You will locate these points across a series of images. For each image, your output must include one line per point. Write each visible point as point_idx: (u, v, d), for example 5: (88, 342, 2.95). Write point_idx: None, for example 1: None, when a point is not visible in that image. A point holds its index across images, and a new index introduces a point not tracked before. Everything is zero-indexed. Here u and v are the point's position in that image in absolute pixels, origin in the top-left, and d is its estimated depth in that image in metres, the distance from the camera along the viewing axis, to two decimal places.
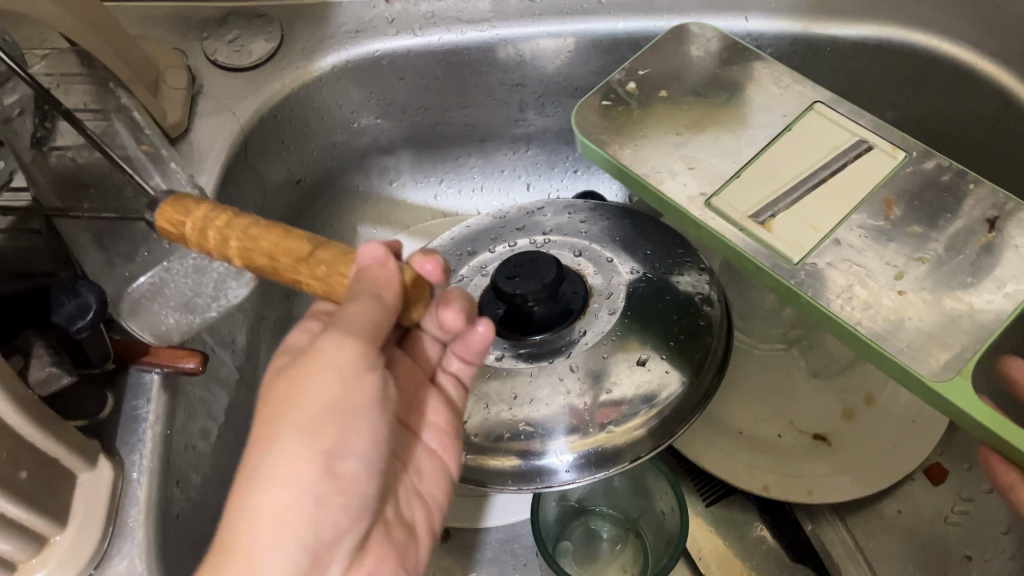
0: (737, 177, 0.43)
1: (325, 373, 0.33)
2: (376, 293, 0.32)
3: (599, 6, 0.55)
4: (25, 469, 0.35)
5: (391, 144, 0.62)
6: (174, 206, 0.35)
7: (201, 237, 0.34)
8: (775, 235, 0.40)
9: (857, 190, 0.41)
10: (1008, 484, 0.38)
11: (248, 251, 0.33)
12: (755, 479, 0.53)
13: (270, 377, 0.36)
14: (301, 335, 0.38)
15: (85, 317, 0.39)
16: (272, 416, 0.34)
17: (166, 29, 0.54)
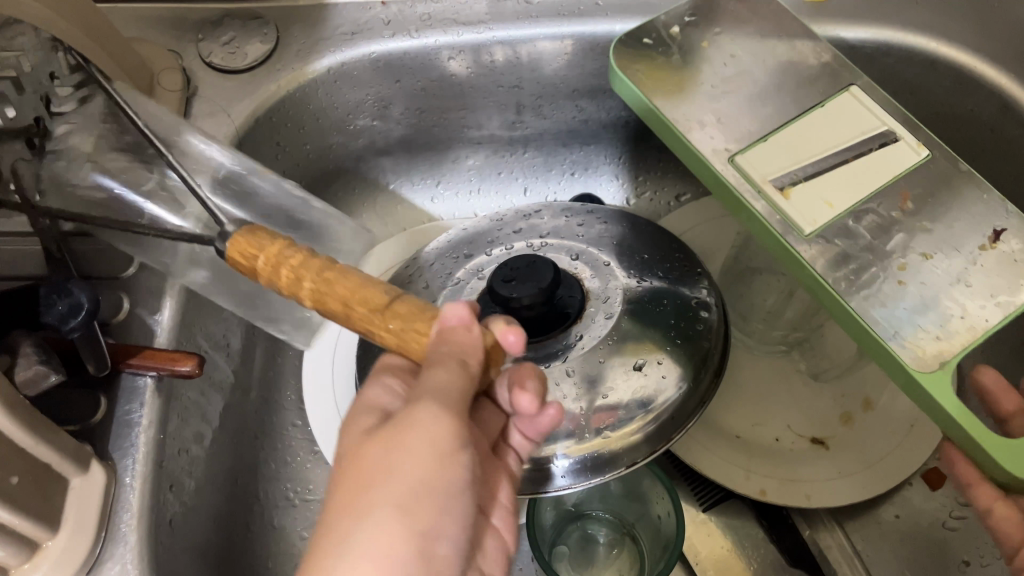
0: (764, 139, 0.43)
1: (418, 442, 0.31)
2: (459, 356, 0.31)
3: (596, 8, 0.54)
4: (17, 474, 0.35)
5: (388, 146, 0.62)
6: (249, 239, 0.35)
7: (274, 275, 0.34)
8: (790, 202, 0.40)
9: (876, 178, 0.41)
10: (968, 482, 0.39)
11: (321, 292, 0.32)
12: (753, 484, 0.52)
13: (349, 444, 0.33)
14: (378, 392, 0.36)
15: (77, 317, 0.39)
16: (359, 487, 0.31)
17: (161, 31, 0.54)
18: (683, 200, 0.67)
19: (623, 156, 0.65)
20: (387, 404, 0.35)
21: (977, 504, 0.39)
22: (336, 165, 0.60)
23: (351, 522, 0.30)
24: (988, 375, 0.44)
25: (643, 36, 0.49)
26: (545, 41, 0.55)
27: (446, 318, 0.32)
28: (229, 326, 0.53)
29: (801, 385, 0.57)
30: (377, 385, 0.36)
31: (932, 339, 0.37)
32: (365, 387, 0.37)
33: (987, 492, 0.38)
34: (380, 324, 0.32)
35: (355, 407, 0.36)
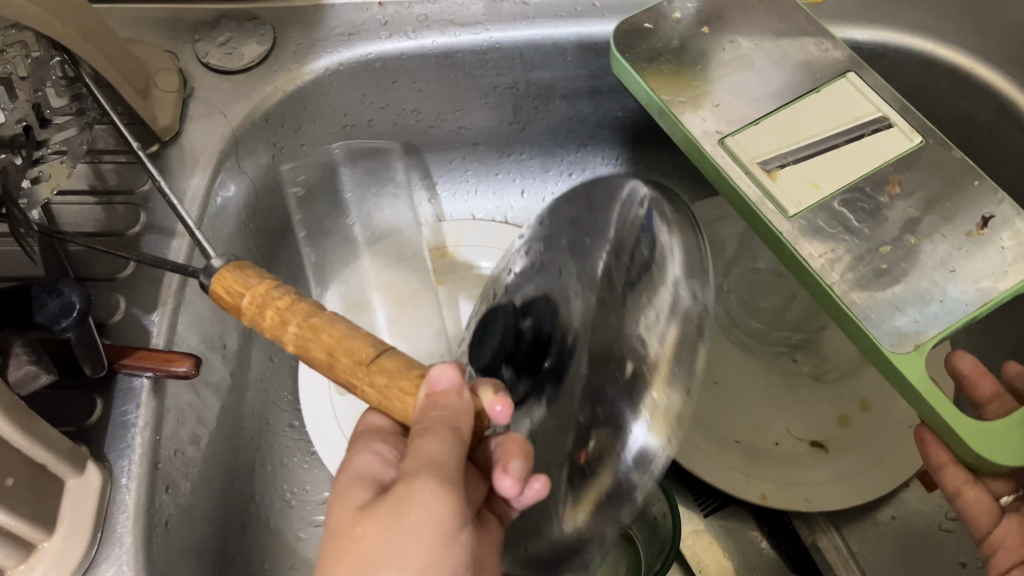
0: (758, 122, 0.44)
1: (418, 519, 0.29)
2: (451, 422, 0.31)
3: (593, 9, 0.54)
4: (12, 476, 0.35)
5: (385, 147, 0.62)
6: (235, 276, 0.35)
7: (258, 318, 0.34)
8: (777, 184, 0.41)
9: (864, 163, 0.42)
10: (940, 463, 0.43)
11: (307, 338, 0.33)
12: (752, 488, 0.52)
13: (339, 522, 0.32)
14: (368, 459, 0.35)
15: (69, 317, 0.38)
16: (355, 571, 0.29)
17: (156, 31, 0.54)
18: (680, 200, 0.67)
19: (620, 157, 0.65)
20: (377, 475, 0.34)
21: (948, 487, 0.43)
22: None
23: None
24: (965, 359, 0.47)
25: (645, 20, 0.49)
26: (542, 43, 0.55)
27: (436, 381, 0.32)
28: (226, 327, 0.53)
29: (799, 386, 0.58)
30: (364, 455, 0.35)
31: (914, 323, 0.38)
32: (350, 459, 0.36)
33: (957, 475, 0.42)
34: (365, 377, 0.32)
35: (341, 482, 0.34)
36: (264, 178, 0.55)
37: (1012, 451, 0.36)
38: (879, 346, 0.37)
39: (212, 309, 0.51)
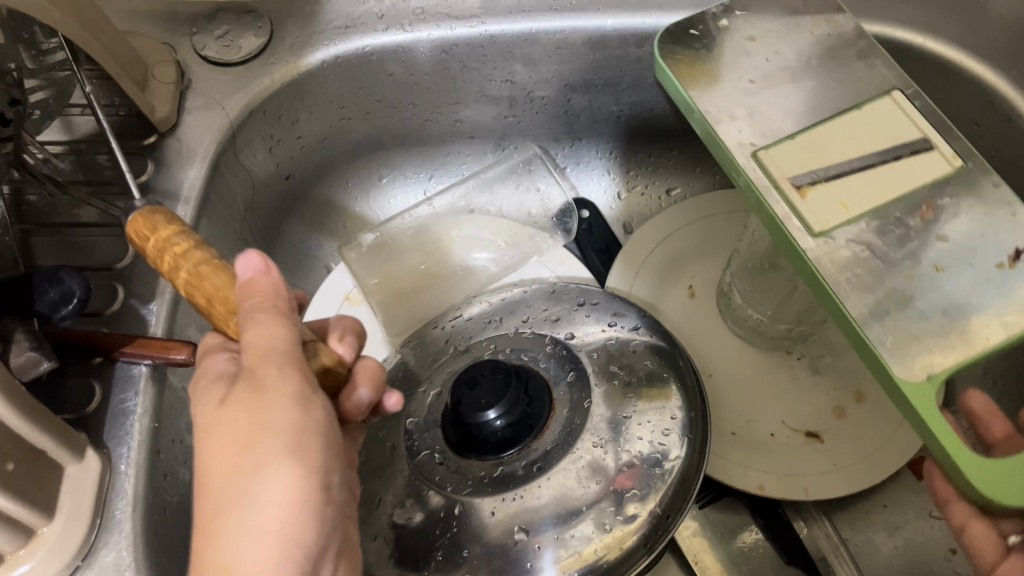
0: (791, 138, 0.42)
1: (278, 397, 0.33)
2: (271, 304, 0.34)
3: (588, 3, 0.54)
4: (12, 460, 0.35)
5: (382, 140, 0.62)
6: (144, 220, 0.36)
7: (159, 259, 0.35)
8: (806, 204, 0.39)
9: (899, 185, 0.40)
10: (947, 500, 0.40)
11: (194, 286, 0.34)
12: (751, 478, 0.52)
13: (205, 417, 0.34)
14: (221, 363, 0.36)
15: (69, 305, 0.40)
16: (238, 449, 0.33)
17: (154, 23, 0.54)
18: (674, 194, 0.67)
19: (615, 151, 0.66)
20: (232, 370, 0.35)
21: (954, 521, 0.41)
22: (329, 158, 0.61)
23: (241, 476, 0.32)
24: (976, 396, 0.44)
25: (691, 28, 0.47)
26: (538, 37, 0.55)
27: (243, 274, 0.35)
28: None
29: (797, 376, 0.57)
30: (212, 359, 0.36)
31: None
32: (200, 367, 0.36)
33: (962, 510, 0.40)
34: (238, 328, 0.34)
35: (197, 385, 0.35)
36: (261, 171, 0.56)
37: (1015, 489, 0.33)
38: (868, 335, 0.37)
39: None
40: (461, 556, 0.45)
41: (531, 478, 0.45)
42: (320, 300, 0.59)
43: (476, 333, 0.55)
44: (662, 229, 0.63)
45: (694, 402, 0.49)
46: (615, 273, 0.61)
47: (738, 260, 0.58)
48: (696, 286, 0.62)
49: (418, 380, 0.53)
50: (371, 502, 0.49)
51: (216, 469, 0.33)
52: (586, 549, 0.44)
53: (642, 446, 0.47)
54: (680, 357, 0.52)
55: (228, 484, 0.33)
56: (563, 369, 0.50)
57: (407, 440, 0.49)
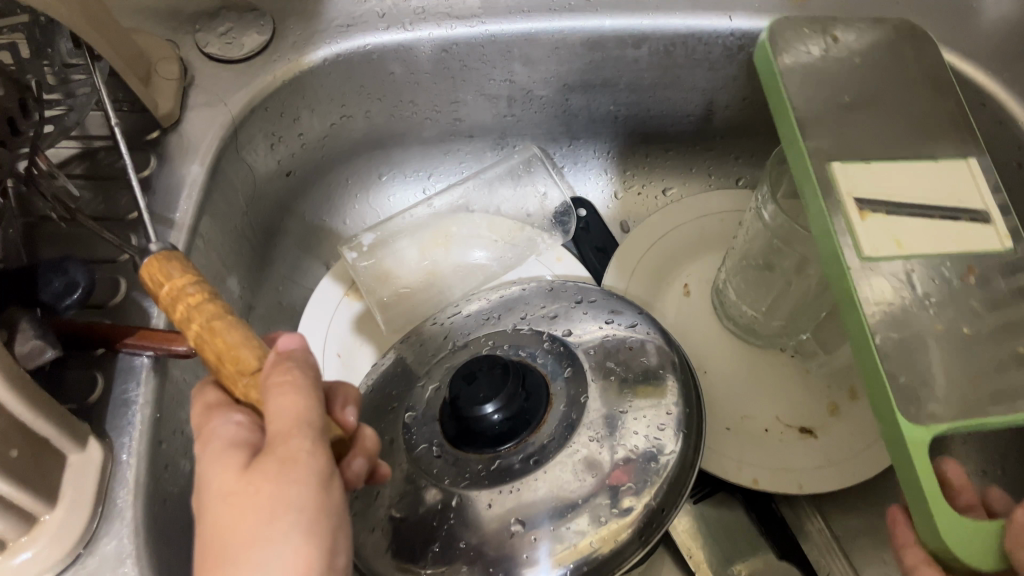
0: (867, 163, 0.43)
1: (302, 473, 0.31)
2: (307, 383, 0.33)
3: (586, 4, 0.55)
4: (16, 447, 0.35)
5: (382, 139, 0.63)
6: (161, 265, 0.36)
7: (171, 310, 0.35)
8: (863, 227, 0.40)
9: (950, 243, 0.41)
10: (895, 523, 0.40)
11: (203, 341, 0.34)
12: (745, 473, 0.53)
13: (222, 484, 0.32)
14: (230, 428, 0.33)
15: (74, 294, 0.41)
16: (254, 524, 0.31)
17: (157, 21, 0.55)
18: (670, 194, 0.68)
19: (612, 151, 0.67)
20: (248, 439, 0.33)
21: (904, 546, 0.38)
22: (329, 156, 0.61)
23: (253, 547, 0.30)
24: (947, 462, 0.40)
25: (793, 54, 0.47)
26: (537, 37, 0.56)
27: (282, 347, 0.34)
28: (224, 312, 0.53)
29: (792, 374, 0.58)
30: (221, 422, 0.34)
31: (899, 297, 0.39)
32: (207, 430, 0.34)
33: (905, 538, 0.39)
34: (245, 388, 0.33)
35: (209, 451, 0.33)
36: (263, 168, 0.56)
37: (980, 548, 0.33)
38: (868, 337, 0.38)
39: None
40: (457, 548, 0.45)
41: (528, 470, 0.46)
42: (319, 299, 0.59)
43: (473, 329, 0.56)
44: (659, 228, 0.63)
45: (688, 399, 0.50)
46: (612, 270, 0.61)
47: (732, 259, 0.58)
48: (691, 284, 0.62)
49: (416, 376, 0.54)
50: (368, 495, 0.49)
51: (229, 541, 0.30)
52: (582, 541, 0.44)
53: (637, 441, 0.47)
54: (676, 353, 0.52)
55: (239, 561, 0.30)
56: (560, 364, 0.51)
57: (405, 433, 0.50)
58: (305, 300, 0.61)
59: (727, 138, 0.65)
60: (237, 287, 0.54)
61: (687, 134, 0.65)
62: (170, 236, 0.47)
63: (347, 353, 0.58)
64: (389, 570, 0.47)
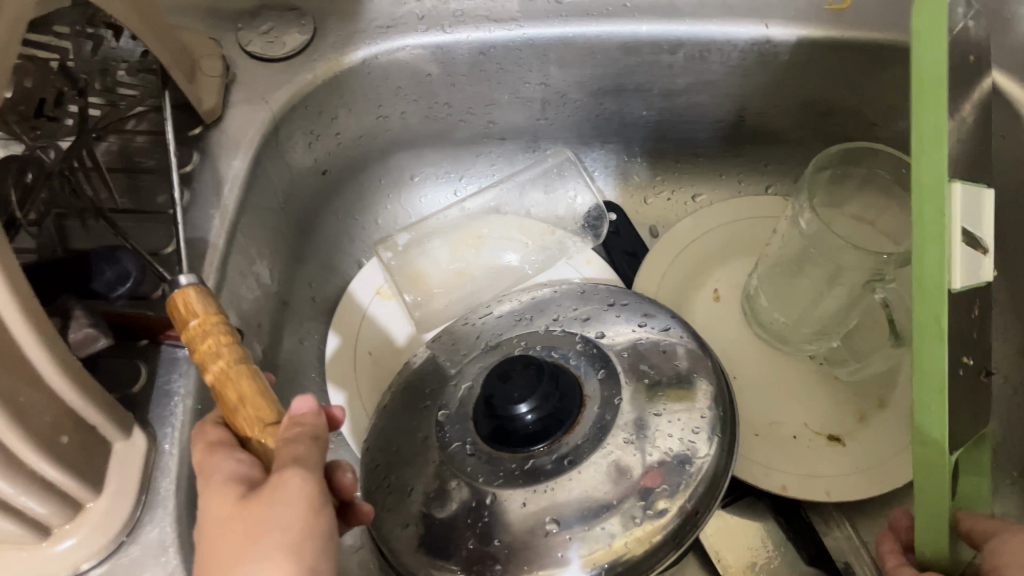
0: (961, 182, 0.39)
1: (293, 497, 0.31)
2: (312, 435, 0.34)
3: (624, 9, 0.56)
4: (67, 434, 0.36)
5: (415, 140, 0.63)
6: (196, 294, 0.35)
7: (194, 343, 0.34)
8: (956, 255, 0.38)
9: (972, 276, 0.41)
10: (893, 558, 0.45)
11: (227, 380, 0.34)
12: (774, 479, 0.53)
13: (218, 512, 0.32)
14: (230, 465, 0.33)
15: (125, 284, 0.41)
16: (242, 546, 0.30)
17: (200, 19, 0.55)
18: (699, 200, 0.68)
19: (644, 155, 0.67)
20: (248, 475, 0.33)
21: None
22: (364, 156, 0.62)
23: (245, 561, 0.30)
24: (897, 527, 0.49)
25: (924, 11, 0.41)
26: (573, 41, 0.56)
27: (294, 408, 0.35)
28: (262, 307, 0.53)
29: (822, 383, 0.58)
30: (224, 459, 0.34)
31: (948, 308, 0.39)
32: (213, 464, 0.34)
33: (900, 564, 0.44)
34: (259, 434, 0.34)
35: (208, 484, 0.33)
36: (299, 166, 0.57)
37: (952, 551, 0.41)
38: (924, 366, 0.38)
39: (252, 289, 0.51)
40: (492, 547, 0.46)
41: (562, 471, 0.46)
42: (352, 296, 0.60)
43: (505, 331, 0.56)
44: (691, 233, 0.63)
45: (722, 404, 0.50)
46: (641, 274, 0.61)
47: (764, 266, 0.59)
48: (721, 290, 0.62)
49: (449, 374, 0.54)
50: (400, 490, 0.50)
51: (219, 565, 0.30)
52: (616, 542, 0.45)
53: (671, 443, 0.47)
54: (709, 357, 0.52)
55: None
56: (593, 366, 0.51)
57: (438, 431, 0.50)
58: (337, 298, 0.62)
59: (758, 145, 0.65)
60: (273, 284, 0.54)
61: (718, 139, 0.65)
62: (212, 231, 0.48)
63: (379, 351, 0.58)
64: (422, 566, 0.47)
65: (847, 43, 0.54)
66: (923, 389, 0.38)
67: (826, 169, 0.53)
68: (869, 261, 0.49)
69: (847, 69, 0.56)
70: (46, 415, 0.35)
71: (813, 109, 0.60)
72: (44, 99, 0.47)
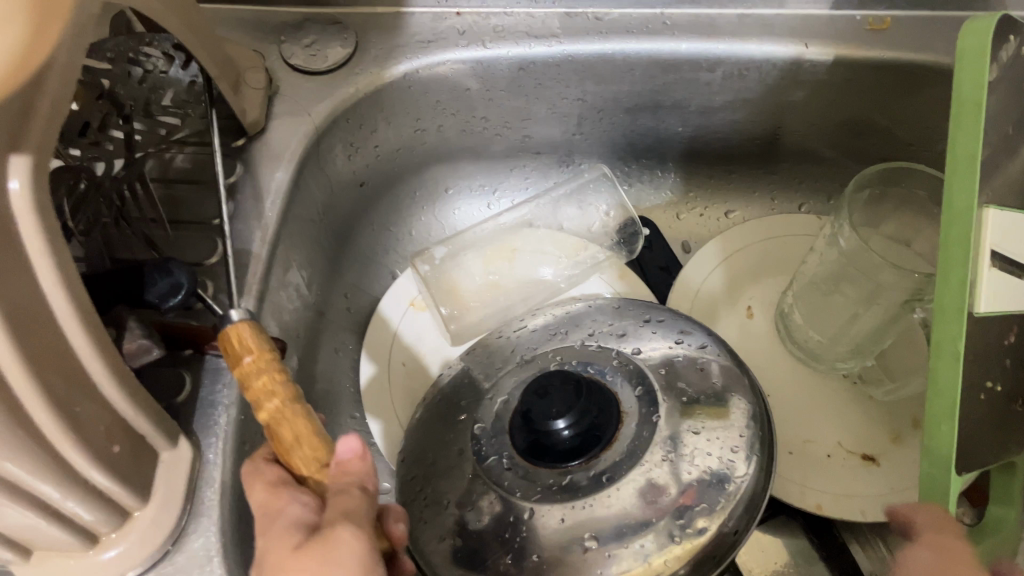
0: (1006, 210, 0.42)
1: (345, 554, 0.30)
2: (359, 485, 0.34)
3: (664, 28, 0.56)
4: (118, 444, 0.37)
5: (451, 153, 0.64)
6: (250, 333, 0.36)
7: (248, 381, 0.35)
8: (986, 279, 0.41)
9: (1015, 302, 0.43)
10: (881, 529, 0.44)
11: (282, 417, 0.34)
12: (808, 498, 0.53)
13: (275, 561, 0.31)
14: (297, 509, 0.33)
15: (176, 296, 0.40)
16: None
17: (245, 32, 0.56)
18: (733, 216, 0.68)
19: (678, 170, 0.67)
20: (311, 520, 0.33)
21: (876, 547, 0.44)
22: (400, 168, 0.62)
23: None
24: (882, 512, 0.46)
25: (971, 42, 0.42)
26: (612, 57, 0.56)
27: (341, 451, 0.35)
28: (301, 318, 0.53)
29: (855, 401, 0.58)
30: (287, 502, 0.33)
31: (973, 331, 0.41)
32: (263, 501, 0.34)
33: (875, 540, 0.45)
34: (317, 475, 0.34)
35: (271, 527, 0.32)
36: (338, 177, 0.57)
37: None
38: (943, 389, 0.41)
39: (291, 301, 0.52)
40: (530, 561, 0.46)
41: (600, 487, 0.46)
42: (386, 306, 0.60)
43: (540, 344, 0.56)
44: (725, 250, 0.63)
45: (760, 422, 0.50)
46: (674, 290, 0.62)
47: (800, 284, 0.59)
48: (754, 307, 0.62)
49: (484, 388, 0.54)
50: (436, 502, 0.50)
51: None
52: (652, 561, 0.45)
53: (710, 461, 0.47)
54: (745, 375, 0.52)
55: None
56: (630, 382, 0.51)
57: (474, 444, 0.50)
58: (372, 309, 0.62)
59: (793, 163, 0.65)
60: (310, 295, 0.55)
61: (752, 156, 0.65)
62: (255, 242, 0.48)
63: (413, 363, 0.59)
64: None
65: (886, 64, 0.55)
66: (934, 407, 0.42)
67: (865, 188, 0.53)
68: (908, 281, 0.49)
69: (885, 90, 0.56)
70: (99, 424, 0.35)
71: (850, 128, 0.61)
72: (89, 122, 0.47)
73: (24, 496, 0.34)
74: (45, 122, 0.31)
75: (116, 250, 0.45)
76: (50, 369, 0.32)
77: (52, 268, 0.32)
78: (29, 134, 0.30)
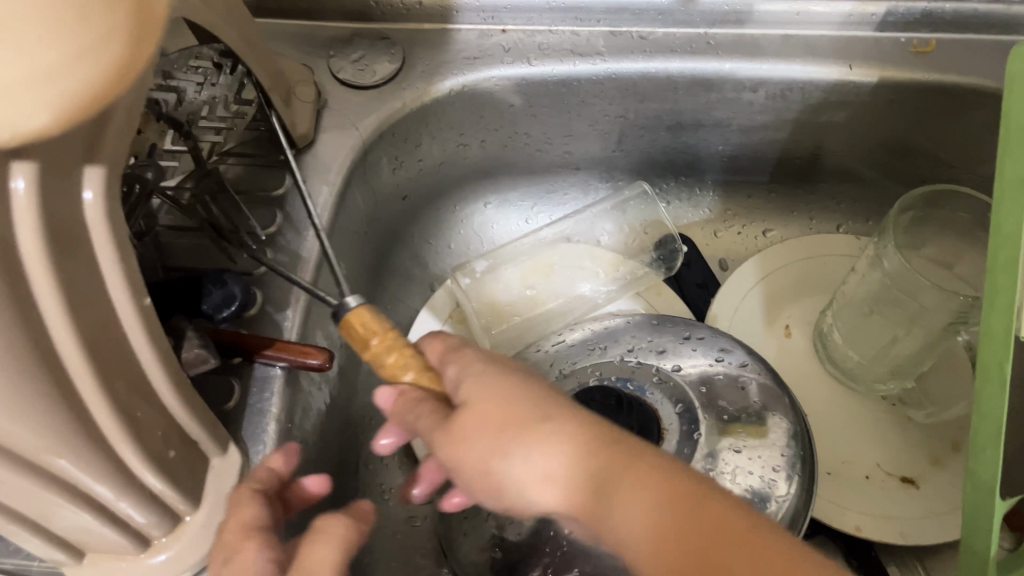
0: None
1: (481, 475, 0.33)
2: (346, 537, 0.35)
3: (707, 47, 0.56)
4: (173, 449, 0.38)
5: (492, 167, 0.65)
6: (371, 316, 0.38)
7: (381, 361, 0.37)
8: None
9: None
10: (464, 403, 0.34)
11: (422, 386, 0.36)
12: (847, 519, 0.53)
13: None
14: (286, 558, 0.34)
15: (229, 306, 0.44)
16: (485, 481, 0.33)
17: (295, 47, 0.57)
18: (771, 235, 0.68)
19: (717, 188, 0.68)
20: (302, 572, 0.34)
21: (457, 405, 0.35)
22: (442, 181, 0.63)
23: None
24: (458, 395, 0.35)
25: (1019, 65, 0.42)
26: (654, 75, 0.57)
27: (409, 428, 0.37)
28: (345, 328, 0.54)
29: (893, 423, 0.57)
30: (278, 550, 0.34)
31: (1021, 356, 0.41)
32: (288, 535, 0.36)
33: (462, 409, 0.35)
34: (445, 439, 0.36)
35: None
36: (383, 189, 0.58)
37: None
38: (989, 413, 0.41)
39: None
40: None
41: None
42: (425, 318, 0.61)
43: (579, 360, 0.56)
44: (762, 268, 0.63)
45: (802, 442, 0.50)
46: (712, 308, 0.62)
47: (839, 305, 0.59)
48: (793, 326, 0.62)
49: None
50: (475, 516, 0.50)
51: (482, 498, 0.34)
52: None
53: (752, 481, 0.47)
54: (786, 394, 0.52)
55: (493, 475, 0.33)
56: (670, 400, 0.51)
57: None
58: (411, 320, 0.63)
59: (832, 183, 0.65)
60: None
61: (792, 176, 0.65)
62: (303, 254, 0.49)
63: None
64: None
65: (930, 86, 0.55)
66: (981, 431, 0.41)
67: (909, 210, 0.53)
68: (952, 302, 0.50)
69: (930, 111, 0.56)
70: (156, 429, 0.36)
71: (891, 150, 0.61)
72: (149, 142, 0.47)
73: (82, 497, 0.35)
74: (118, 136, 0.32)
75: (170, 260, 0.47)
76: (114, 374, 0.33)
77: (119, 276, 0.32)
78: (103, 147, 0.31)
